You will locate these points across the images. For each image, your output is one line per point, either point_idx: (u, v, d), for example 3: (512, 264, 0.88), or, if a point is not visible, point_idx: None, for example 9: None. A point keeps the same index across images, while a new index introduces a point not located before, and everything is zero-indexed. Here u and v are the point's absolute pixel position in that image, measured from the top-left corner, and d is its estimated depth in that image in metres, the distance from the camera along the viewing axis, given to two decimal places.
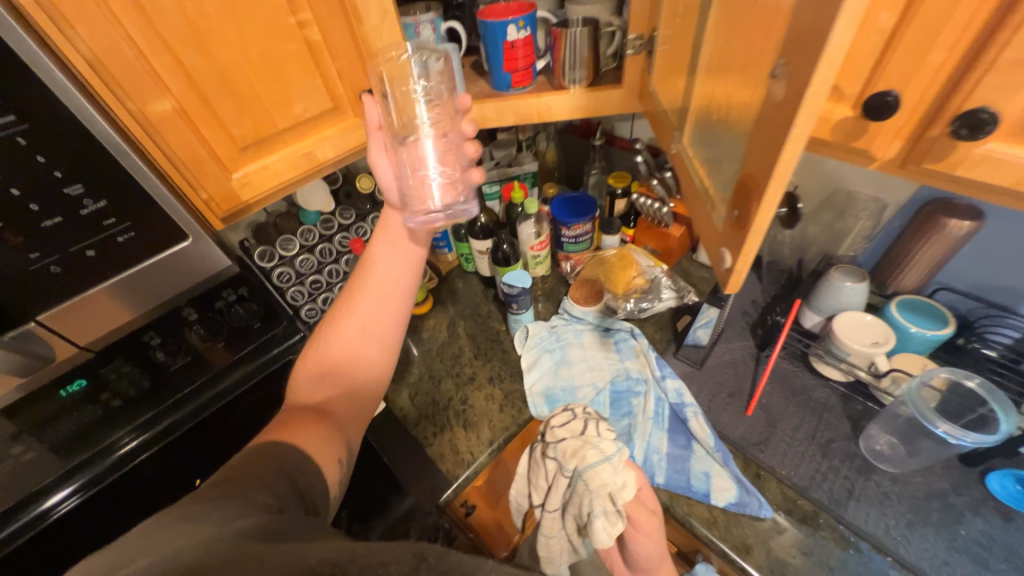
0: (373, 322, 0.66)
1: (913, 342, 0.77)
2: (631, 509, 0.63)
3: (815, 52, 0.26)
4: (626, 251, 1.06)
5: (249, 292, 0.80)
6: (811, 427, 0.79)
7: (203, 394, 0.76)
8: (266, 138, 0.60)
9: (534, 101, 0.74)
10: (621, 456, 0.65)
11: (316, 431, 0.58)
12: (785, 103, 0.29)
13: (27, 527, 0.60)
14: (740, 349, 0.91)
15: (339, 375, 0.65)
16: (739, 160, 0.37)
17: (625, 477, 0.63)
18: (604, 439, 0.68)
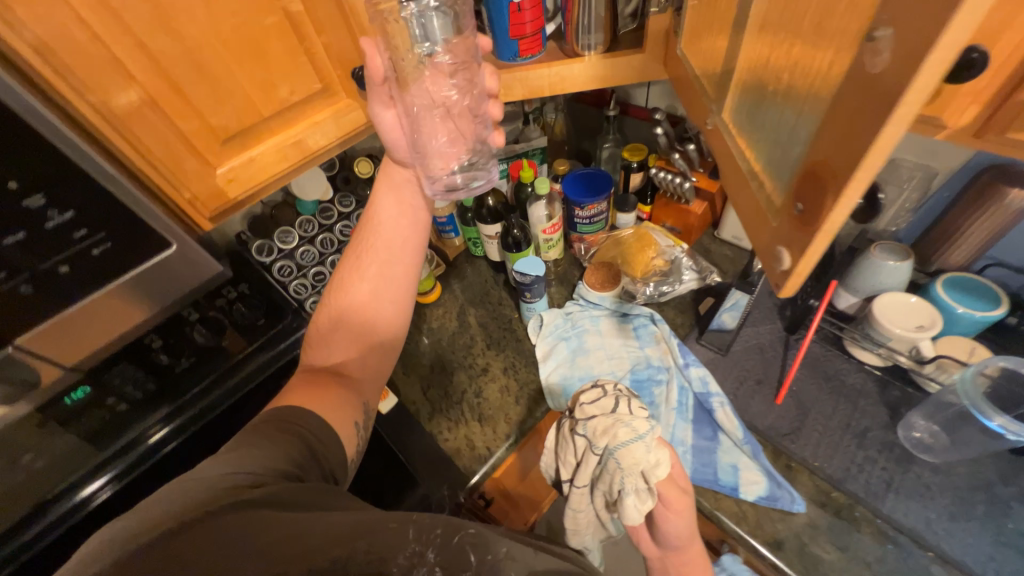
0: (386, 280, 0.61)
1: (959, 324, 0.72)
2: (663, 487, 0.57)
3: (942, 10, 0.20)
4: (644, 229, 1.00)
5: (249, 288, 0.80)
6: (845, 416, 0.75)
7: (220, 387, 0.72)
8: (250, 127, 0.54)
9: (545, 71, 0.66)
10: (655, 434, 0.58)
11: (330, 399, 0.55)
12: (890, 79, 0.22)
13: (70, 513, 0.60)
14: (768, 332, 0.86)
15: (352, 339, 0.60)
16: (808, 142, 0.31)
17: (659, 455, 0.57)
18: (636, 416, 0.61)
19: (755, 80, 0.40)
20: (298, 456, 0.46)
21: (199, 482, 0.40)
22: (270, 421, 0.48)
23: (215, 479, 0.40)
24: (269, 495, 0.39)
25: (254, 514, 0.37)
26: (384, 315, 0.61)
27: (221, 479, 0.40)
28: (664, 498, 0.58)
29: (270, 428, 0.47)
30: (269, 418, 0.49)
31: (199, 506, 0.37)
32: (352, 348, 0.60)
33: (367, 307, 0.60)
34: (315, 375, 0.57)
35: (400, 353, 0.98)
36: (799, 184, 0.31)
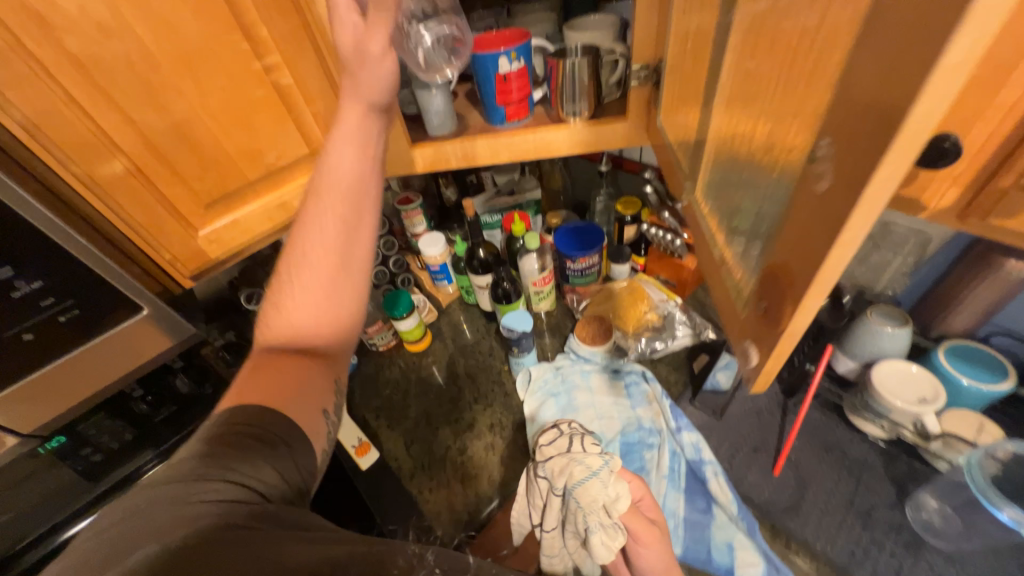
0: (345, 248, 0.53)
1: (966, 397, 0.68)
2: (628, 520, 0.61)
3: (870, 143, 0.19)
4: (637, 282, 0.98)
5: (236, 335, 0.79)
6: (848, 492, 0.70)
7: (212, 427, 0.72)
8: (234, 191, 0.55)
9: (531, 137, 0.68)
10: (610, 468, 0.62)
11: (293, 376, 0.48)
12: (833, 198, 0.22)
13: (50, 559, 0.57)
14: (765, 395, 0.83)
15: (306, 316, 0.52)
16: (766, 240, 0.30)
17: (618, 489, 0.61)
18: (589, 453, 0.65)
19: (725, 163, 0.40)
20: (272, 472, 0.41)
21: (172, 504, 0.36)
22: (233, 427, 0.42)
23: (184, 491, 0.37)
24: (252, 515, 0.36)
25: (241, 531, 0.35)
26: (345, 288, 0.54)
27: (195, 490, 0.37)
28: (632, 531, 0.62)
29: (233, 438, 0.41)
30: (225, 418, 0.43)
31: (175, 521, 0.34)
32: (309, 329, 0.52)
33: (325, 279, 0.52)
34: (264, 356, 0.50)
35: (386, 405, 0.96)
36: (762, 283, 0.30)
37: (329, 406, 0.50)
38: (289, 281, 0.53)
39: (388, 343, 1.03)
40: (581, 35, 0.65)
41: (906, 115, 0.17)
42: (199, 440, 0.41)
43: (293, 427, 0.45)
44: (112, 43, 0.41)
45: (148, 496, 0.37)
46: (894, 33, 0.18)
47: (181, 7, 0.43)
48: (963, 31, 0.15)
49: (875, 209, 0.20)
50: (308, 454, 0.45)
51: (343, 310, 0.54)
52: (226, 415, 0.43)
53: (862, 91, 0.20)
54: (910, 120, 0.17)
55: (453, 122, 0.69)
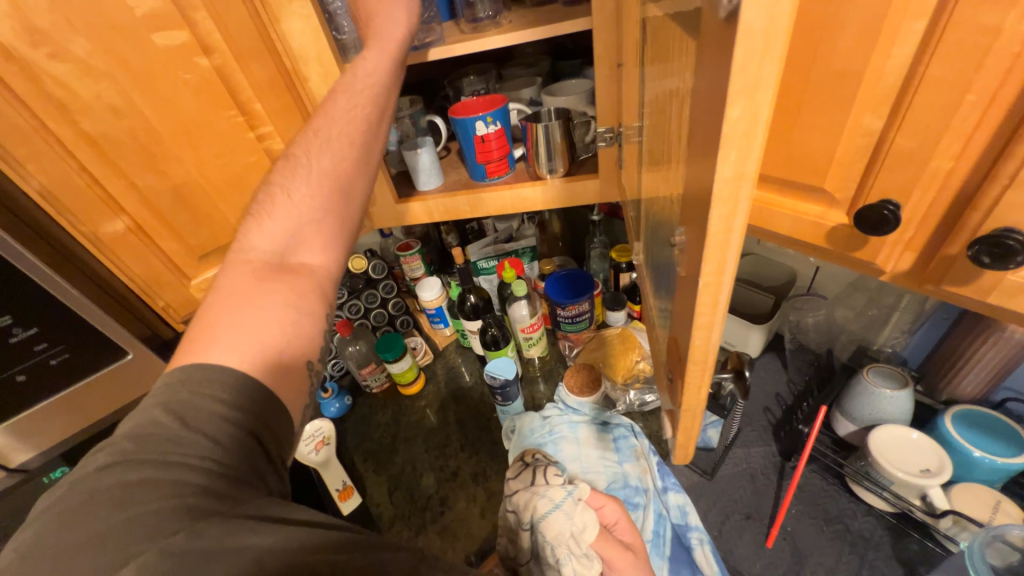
0: (349, 151, 0.53)
1: (978, 471, 0.62)
2: (601, 547, 0.60)
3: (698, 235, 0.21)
4: (629, 330, 0.97)
5: None
6: (850, 572, 0.64)
7: None
8: (227, 244, 0.61)
9: (508, 192, 0.71)
10: (573, 498, 0.62)
11: (284, 294, 0.45)
12: (688, 282, 0.23)
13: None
14: (760, 456, 0.78)
15: (304, 216, 0.50)
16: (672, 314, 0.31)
17: (584, 518, 0.60)
18: (552, 485, 0.64)
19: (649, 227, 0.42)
20: (254, 464, 0.36)
21: (163, 500, 0.30)
22: (218, 407, 0.36)
23: (170, 485, 0.31)
24: (265, 505, 0.33)
25: (256, 522, 0.31)
26: (349, 189, 0.53)
27: (185, 482, 0.32)
28: (605, 559, 0.60)
29: (224, 425, 0.36)
30: (207, 391, 0.37)
31: (170, 523, 0.29)
32: (308, 230, 0.50)
33: (328, 182, 0.51)
34: (252, 262, 0.46)
35: (374, 448, 0.96)
36: (671, 359, 0.31)
37: (314, 358, 0.46)
38: (284, 192, 0.50)
39: (382, 384, 1.05)
40: (557, 100, 0.68)
41: (708, 223, 0.19)
42: (174, 420, 0.35)
43: (282, 407, 0.40)
44: (122, 122, 0.48)
45: (116, 494, 0.31)
46: (705, 136, 0.19)
47: (184, 90, 0.49)
48: (724, 154, 0.17)
49: (712, 299, 0.21)
50: (291, 440, 0.42)
51: (344, 212, 0.52)
52: (209, 384, 0.37)
53: (698, 186, 0.21)
54: (713, 221, 0.18)
55: (438, 179, 0.74)
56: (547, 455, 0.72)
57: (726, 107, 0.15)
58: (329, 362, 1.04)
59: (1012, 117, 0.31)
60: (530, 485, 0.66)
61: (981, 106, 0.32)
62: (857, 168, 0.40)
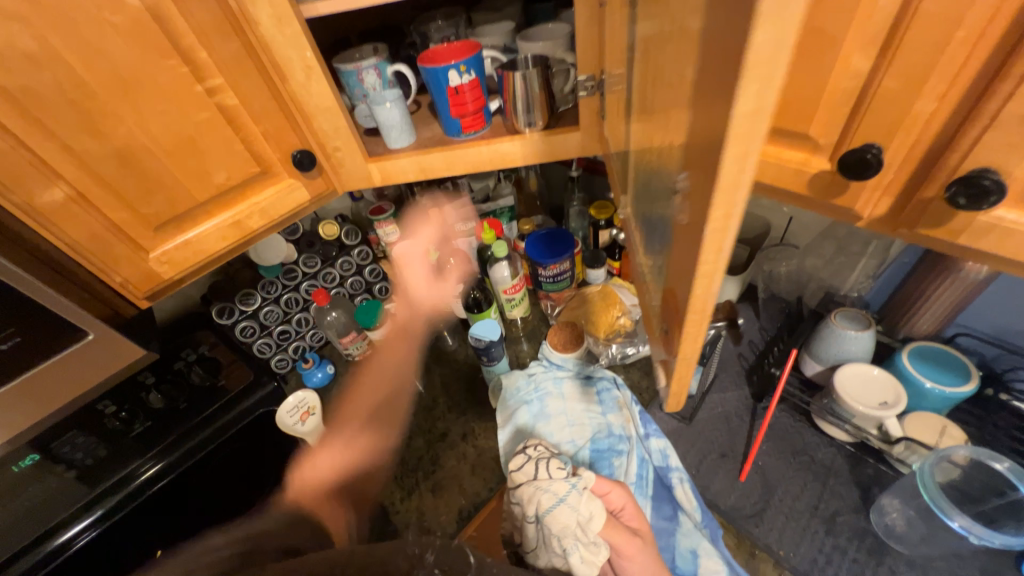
0: None
1: (928, 400, 0.68)
2: (609, 535, 0.61)
3: (703, 183, 0.20)
4: (609, 287, 0.98)
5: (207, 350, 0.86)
6: (813, 497, 0.70)
7: (202, 432, 0.79)
8: (186, 213, 0.56)
9: (486, 148, 0.68)
10: (577, 492, 0.62)
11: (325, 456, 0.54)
12: (690, 229, 0.22)
13: (50, 557, 0.65)
14: (734, 399, 0.82)
15: None
16: (665, 264, 0.31)
17: (591, 508, 0.61)
18: (555, 479, 0.64)
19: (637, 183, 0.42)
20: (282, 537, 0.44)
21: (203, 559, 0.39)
22: None
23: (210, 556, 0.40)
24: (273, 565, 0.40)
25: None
26: None
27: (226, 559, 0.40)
28: (614, 547, 0.61)
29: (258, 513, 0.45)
30: None
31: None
32: None
33: None
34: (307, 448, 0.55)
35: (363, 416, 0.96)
36: (664, 307, 0.31)
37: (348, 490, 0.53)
38: None
39: (364, 352, 1.03)
40: (534, 45, 0.64)
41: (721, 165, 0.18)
42: None
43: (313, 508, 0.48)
44: (45, 74, 0.42)
45: None
46: (719, 63, 0.18)
47: (114, 36, 0.43)
48: (744, 85, 0.16)
49: (717, 248, 0.21)
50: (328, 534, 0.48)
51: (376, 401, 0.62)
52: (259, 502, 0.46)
53: (702, 126, 0.20)
54: (726, 161, 0.18)
55: (410, 136, 0.69)
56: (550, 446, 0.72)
57: (751, 32, 0.15)
58: (308, 332, 1.01)
59: (997, 55, 0.31)
60: (532, 479, 0.66)
61: (968, 44, 0.32)
62: (841, 112, 0.40)
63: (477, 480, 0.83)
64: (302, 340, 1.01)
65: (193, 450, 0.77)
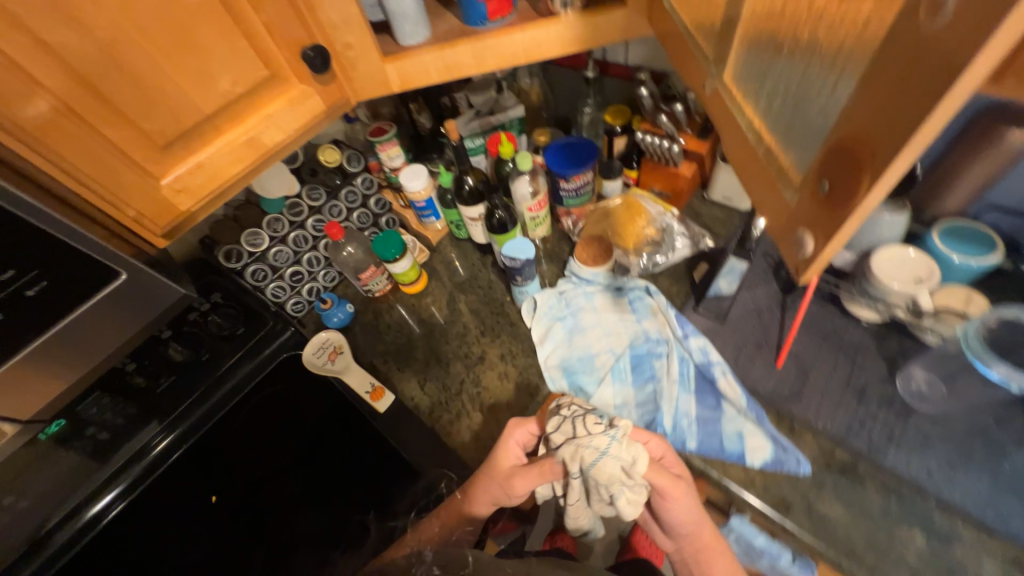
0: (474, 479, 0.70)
1: (954, 274, 0.72)
2: (653, 477, 0.62)
3: None
4: (632, 197, 0.95)
5: (223, 297, 0.84)
6: (845, 373, 0.75)
7: (214, 396, 0.80)
8: (192, 129, 0.48)
9: (519, 37, 0.59)
10: (618, 441, 0.60)
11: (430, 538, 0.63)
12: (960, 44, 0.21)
13: (83, 531, 0.69)
14: (764, 295, 0.85)
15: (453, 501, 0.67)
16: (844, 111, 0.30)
17: (633, 452, 0.60)
18: (594, 433, 0.61)
19: (768, 39, 0.38)
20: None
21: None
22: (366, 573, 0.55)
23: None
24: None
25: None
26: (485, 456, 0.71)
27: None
28: (660, 488, 0.62)
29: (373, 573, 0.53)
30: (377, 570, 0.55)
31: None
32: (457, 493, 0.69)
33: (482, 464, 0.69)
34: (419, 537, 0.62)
35: (395, 350, 0.95)
36: (826, 162, 0.31)
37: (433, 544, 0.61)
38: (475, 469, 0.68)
39: (383, 288, 0.98)
40: None
41: None
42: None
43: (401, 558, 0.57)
44: None
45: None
46: None
47: None
48: None
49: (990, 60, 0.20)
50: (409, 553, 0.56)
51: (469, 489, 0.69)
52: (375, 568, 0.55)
53: None
54: None
55: (426, 29, 0.60)
56: (584, 403, 0.68)
57: None
58: (320, 272, 0.95)
59: None
60: (570, 436, 0.63)
61: None
62: None
63: (523, 395, 0.86)
64: (315, 280, 0.96)
65: (214, 407, 0.80)
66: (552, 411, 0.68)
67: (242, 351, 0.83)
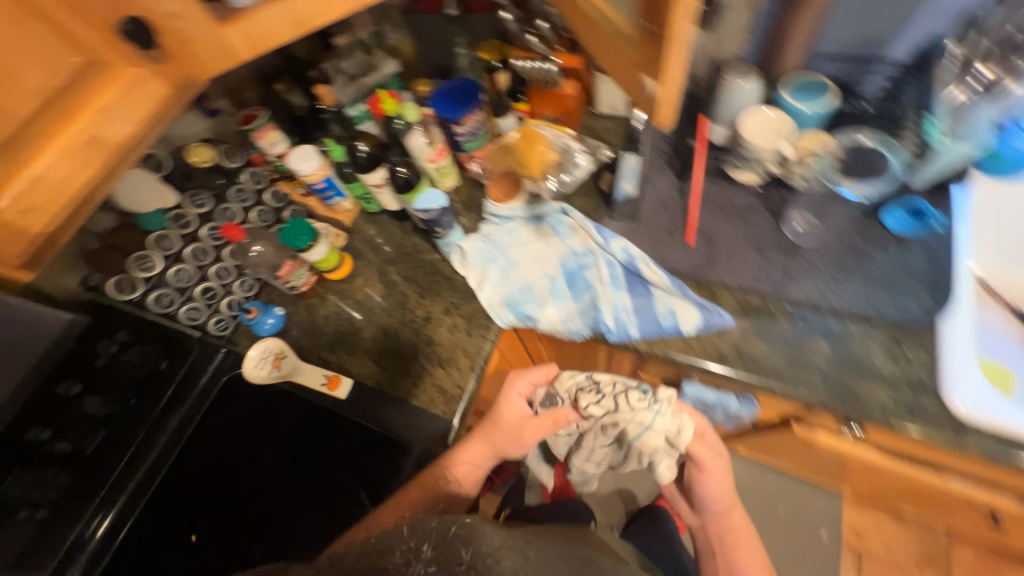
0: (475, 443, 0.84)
1: (808, 123, 0.82)
2: (695, 449, 0.81)
3: None
4: (529, 127, 0.97)
5: (130, 334, 0.79)
6: (743, 233, 0.84)
7: (152, 450, 0.79)
8: (14, 139, 0.46)
9: None
10: (664, 420, 0.76)
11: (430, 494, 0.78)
12: None
13: None
14: (665, 186, 0.90)
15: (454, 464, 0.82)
16: None
17: (679, 425, 0.77)
18: (638, 410, 0.76)
19: None
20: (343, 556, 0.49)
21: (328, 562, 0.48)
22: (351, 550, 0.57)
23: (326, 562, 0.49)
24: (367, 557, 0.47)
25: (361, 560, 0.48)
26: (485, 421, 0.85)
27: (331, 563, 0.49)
28: (697, 454, 0.81)
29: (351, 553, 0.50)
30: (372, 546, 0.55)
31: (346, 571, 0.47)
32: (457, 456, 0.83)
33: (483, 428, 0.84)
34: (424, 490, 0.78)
35: (340, 339, 0.92)
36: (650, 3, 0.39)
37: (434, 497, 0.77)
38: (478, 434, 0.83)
39: (308, 281, 0.93)
40: None
41: None
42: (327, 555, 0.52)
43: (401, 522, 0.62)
44: None
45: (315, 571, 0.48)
46: None
47: None
48: None
49: None
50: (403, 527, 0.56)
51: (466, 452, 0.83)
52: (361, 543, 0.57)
53: None
54: None
55: None
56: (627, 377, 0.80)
57: None
58: (235, 282, 0.90)
59: None
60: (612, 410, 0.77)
61: None
62: None
63: (477, 339, 0.88)
64: (232, 293, 0.91)
65: (158, 460, 0.79)
66: (592, 386, 0.79)
67: (171, 391, 0.82)
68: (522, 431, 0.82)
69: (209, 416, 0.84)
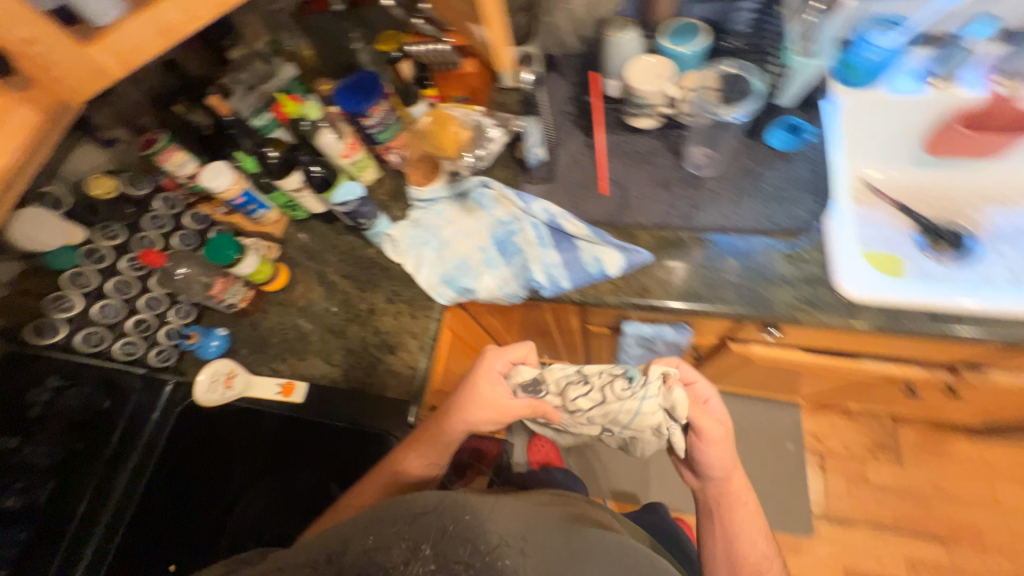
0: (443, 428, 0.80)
1: (688, 63, 0.89)
2: (697, 420, 0.75)
3: None
4: (438, 111, 0.99)
5: (64, 380, 0.82)
6: (651, 175, 0.90)
7: (114, 489, 0.81)
8: None
9: None
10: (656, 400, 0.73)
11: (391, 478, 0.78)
12: None
13: None
14: (575, 144, 0.95)
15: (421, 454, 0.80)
16: None
17: (676, 400, 0.72)
18: (626, 398, 0.73)
19: None
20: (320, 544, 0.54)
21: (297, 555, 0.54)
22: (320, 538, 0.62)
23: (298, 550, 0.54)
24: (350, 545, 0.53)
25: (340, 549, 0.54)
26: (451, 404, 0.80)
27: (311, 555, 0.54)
28: (698, 425, 0.76)
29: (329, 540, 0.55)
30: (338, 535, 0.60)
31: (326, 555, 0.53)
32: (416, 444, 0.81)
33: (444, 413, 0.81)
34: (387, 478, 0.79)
35: (288, 347, 0.92)
36: None
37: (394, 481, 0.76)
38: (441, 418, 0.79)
39: (245, 297, 0.93)
40: None
41: None
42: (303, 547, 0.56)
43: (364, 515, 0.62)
44: None
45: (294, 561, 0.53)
46: None
47: None
48: None
49: None
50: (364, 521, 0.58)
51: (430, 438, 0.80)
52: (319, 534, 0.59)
53: None
54: None
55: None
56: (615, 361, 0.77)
57: None
58: (169, 310, 0.89)
59: None
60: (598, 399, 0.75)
61: None
62: None
63: (422, 321, 0.91)
64: (168, 322, 0.89)
65: (123, 494, 0.81)
66: (580, 377, 0.77)
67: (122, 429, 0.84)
68: (500, 415, 0.77)
69: (162, 446, 0.85)
